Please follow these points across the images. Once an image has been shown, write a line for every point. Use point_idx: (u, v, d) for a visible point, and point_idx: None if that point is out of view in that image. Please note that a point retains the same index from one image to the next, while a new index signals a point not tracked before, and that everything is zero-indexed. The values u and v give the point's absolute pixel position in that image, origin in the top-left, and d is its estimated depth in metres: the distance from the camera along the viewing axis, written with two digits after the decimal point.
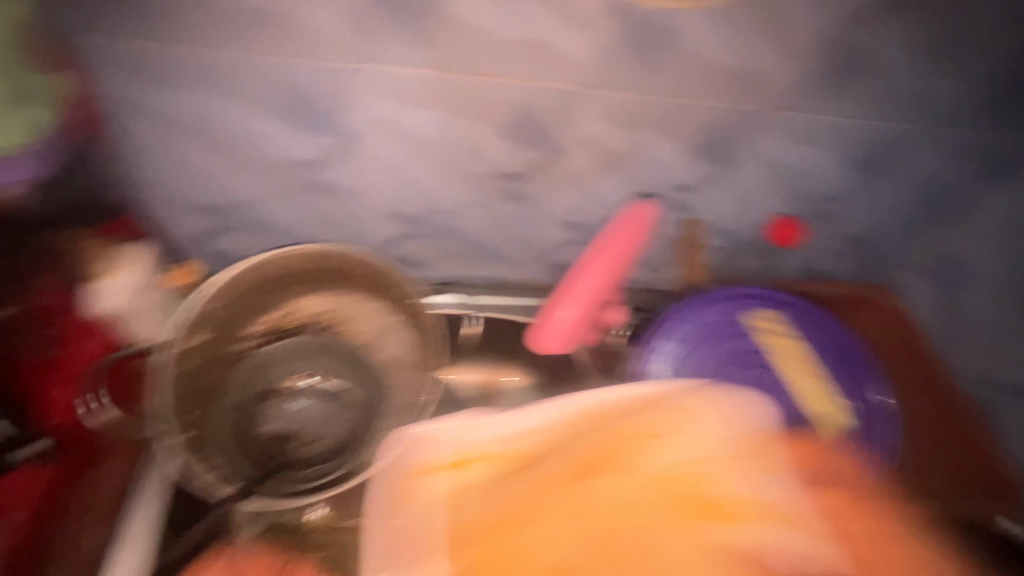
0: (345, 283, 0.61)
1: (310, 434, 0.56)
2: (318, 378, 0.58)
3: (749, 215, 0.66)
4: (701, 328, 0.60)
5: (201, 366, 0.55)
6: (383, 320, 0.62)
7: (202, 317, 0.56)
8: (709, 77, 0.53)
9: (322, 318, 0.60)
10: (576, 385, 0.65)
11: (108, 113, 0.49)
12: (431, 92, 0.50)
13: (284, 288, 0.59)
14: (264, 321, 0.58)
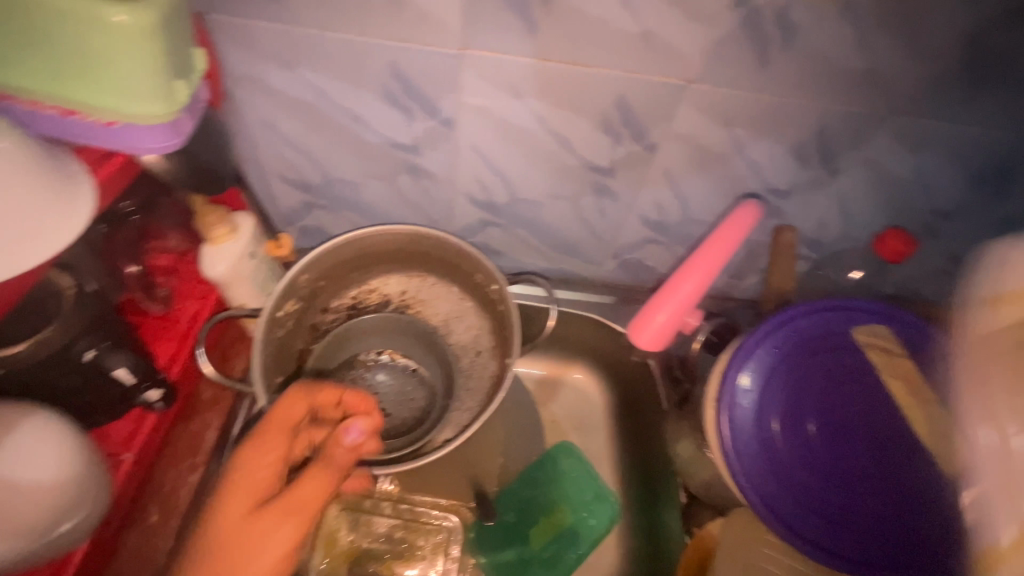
0: (424, 266, 0.63)
1: (383, 407, 0.62)
2: (391, 356, 0.64)
3: (844, 221, 0.63)
4: (803, 339, 0.44)
5: (288, 334, 0.59)
6: (456, 304, 0.64)
7: (290, 288, 0.56)
8: (831, 79, 0.48)
9: (396, 298, 0.65)
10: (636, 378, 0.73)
11: (229, 90, 0.52)
12: (533, 82, 0.50)
13: (365, 266, 0.62)
14: (343, 298, 0.63)
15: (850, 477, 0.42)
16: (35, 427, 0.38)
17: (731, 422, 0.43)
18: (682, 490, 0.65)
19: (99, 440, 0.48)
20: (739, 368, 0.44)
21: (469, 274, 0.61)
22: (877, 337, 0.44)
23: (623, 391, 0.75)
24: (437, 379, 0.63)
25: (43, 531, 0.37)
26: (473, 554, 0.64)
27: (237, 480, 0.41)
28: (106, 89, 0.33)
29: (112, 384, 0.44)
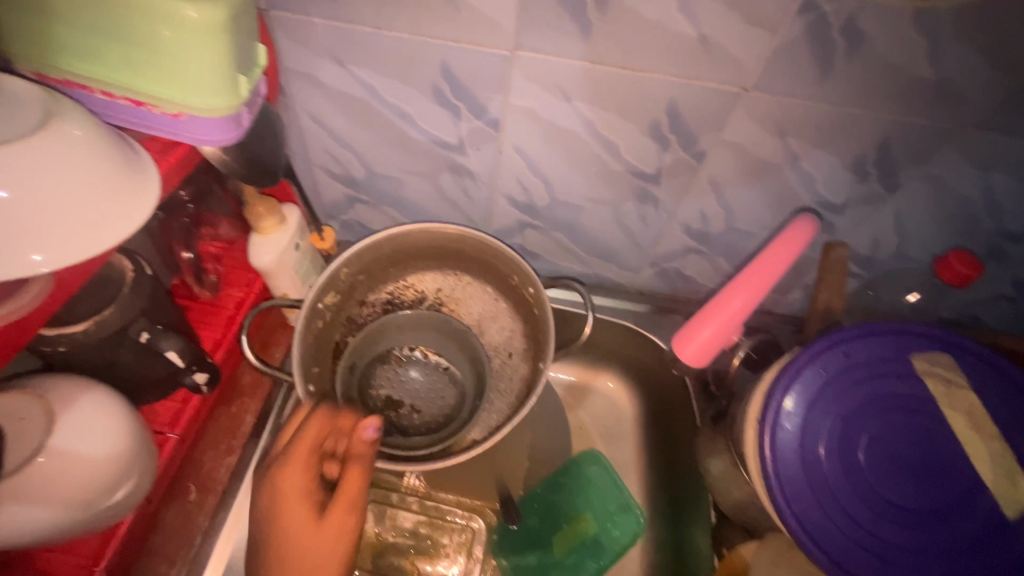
0: (460, 264, 0.63)
1: (415, 402, 0.63)
2: (423, 353, 0.65)
3: (900, 239, 0.60)
4: (856, 367, 0.41)
5: (326, 326, 0.59)
6: (489, 304, 0.65)
7: (331, 281, 0.57)
8: (898, 90, 0.46)
9: (432, 295, 0.65)
10: (667, 389, 0.72)
11: (286, 85, 0.53)
12: (583, 85, 0.49)
13: (403, 263, 0.63)
14: (381, 292, 0.64)
15: (902, 511, 0.40)
16: (91, 404, 0.39)
17: (773, 445, 0.41)
18: (712, 508, 0.62)
19: (148, 418, 0.51)
20: (782, 390, 0.42)
21: (505, 276, 0.61)
22: (937, 366, 0.42)
23: (654, 401, 0.74)
24: (469, 377, 0.64)
25: (94, 504, 0.39)
26: (494, 555, 0.63)
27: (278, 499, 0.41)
28: (175, 82, 0.35)
29: (162, 364, 0.46)
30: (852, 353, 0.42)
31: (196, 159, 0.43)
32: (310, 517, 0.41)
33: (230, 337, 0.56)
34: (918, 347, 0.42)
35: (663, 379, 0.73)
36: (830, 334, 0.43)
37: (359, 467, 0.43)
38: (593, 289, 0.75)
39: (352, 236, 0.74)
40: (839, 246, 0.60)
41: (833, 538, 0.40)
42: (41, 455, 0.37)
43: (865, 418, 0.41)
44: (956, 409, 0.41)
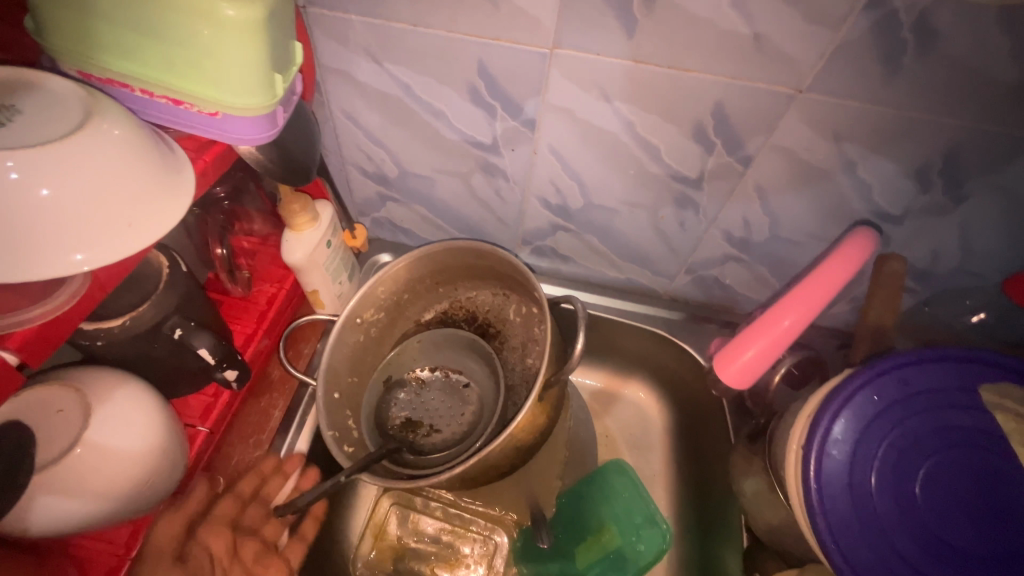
0: (486, 273, 0.62)
1: (433, 422, 0.62)
2: (444, 372, 0.65)
3: (964, 253, 0.56)
4: (911, 399, 0.39)
5: (368, 340, 0.62)
6: (528, 328, 0.61)
7: (370, 298, 0.60)
8: (972, 94, 0.42)
9: (481, 315, 0.65)
10: (696, 403, 0.69)
11: (323, 83, 0.53)
12: (623, 85, 0.47)
13: (450, 283, 0.65)
14: (434, 311, 0.66)
15: (960, 555, 0.36)
16: (125, 397, 0.40)
17: (818, 473, 0.38)
18: (745, 531, 0.59)
19: (180, 410, 0.52)
20: (831, 415, 0.39)
21: (532, 294, 0.59)
22: (1007, 399, 0.38)
23: (682, 412, 0.71)
24: (490, 399, 0.62)
25: (126, 496, 0.39)
26: (516, 563, 0.63)
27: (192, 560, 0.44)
28: (213, 80, 0.34)
29: (195, 359, 0.46)
30: (911, 380, 0.39)
31: (231, 157, 0.43)
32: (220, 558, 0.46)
33: (262, 330, 0.57)
34: (981, 379, 0.39)
35: (686, 390, 0.70)
36: (884, 361, 0.40)
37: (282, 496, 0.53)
38: (623, 294, 0.73)
39: (383, 234, 0.74)
40: (895, 258, 0.55)
41: None
42: (79, 446, 0.37)
43: (920, 456, 0.38)
44: None
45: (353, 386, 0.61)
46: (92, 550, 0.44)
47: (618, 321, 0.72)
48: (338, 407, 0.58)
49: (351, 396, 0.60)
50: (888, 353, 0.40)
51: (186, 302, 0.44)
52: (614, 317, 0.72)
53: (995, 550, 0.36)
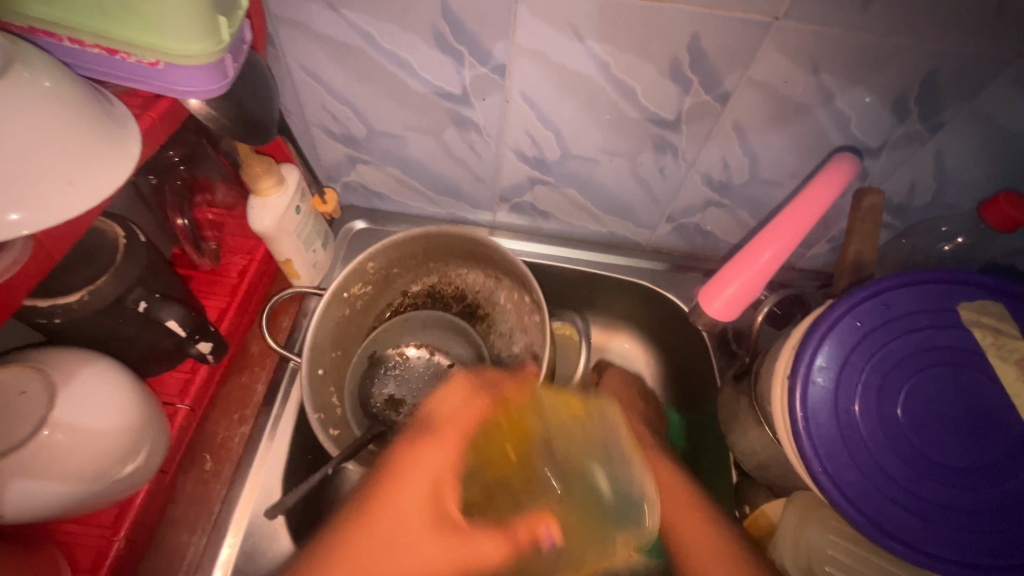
0: (478, 260, 0.60)
1: (416, 402, 0.62)
2: (429, 351, 0.64)
3: (940, 182, 0.56)
4: (891, 324, 0.39)
5: (353, 315, 0.60)
6: (519, 318, 0.60)
7: (359, 273, 0.57)
8: (951, 13, 0.41)
9: (471, 295, 0.64)
10: (674, 361, 0.72)
11: (278, 38, 0.50)
12: (597, 21, 0.45)
13: (443, 259, 0.62)
14: (422, 283, 0.64)
15: (942, 469, 0.38)
16: (91, 374, 0.39)
17: (804, 401, 0.39)
18: (733, 468, 0.61)
19: (157, 389, 0.50)
20: (815, 344, 0.39)
21: (530, 292, 0.57)
22: (984, 316, 0.39)
23: (659, 367, 0.74)
24: None
25: (109, 473, 0.39)
26: None
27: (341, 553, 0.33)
28: (146, 21, 0.31)
29: (166, 334, 0.45)
30: (892, 304, 0.39)
31: (182, 115, 0.40)
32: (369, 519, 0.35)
33: (235, 304, 0.55)
34: (958, 298, 0.39)
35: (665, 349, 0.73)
36: (867, 286, 0.40)
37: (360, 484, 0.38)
38: (605, 248, 0.73)
39: (356, 200, 0.72)
40: (873, 192, 0.55)
41: (868, 497, 0.38)
42: (47, 427, 0.36)
43: (900, 382, 0.38)
44: (1004, 359, 0.38)
45: (337, 360, 0.59)
46: (79, 536, 0.44)
47: (600, 275, 0.72)
48: (322, 383, 0.56)
49: (335, 371, 0.58)
50: (871, 279, 0.40)
51: (149, 274, 0.42)
52: (596, 271, 0.72)
53: (960, 455, 0.37)
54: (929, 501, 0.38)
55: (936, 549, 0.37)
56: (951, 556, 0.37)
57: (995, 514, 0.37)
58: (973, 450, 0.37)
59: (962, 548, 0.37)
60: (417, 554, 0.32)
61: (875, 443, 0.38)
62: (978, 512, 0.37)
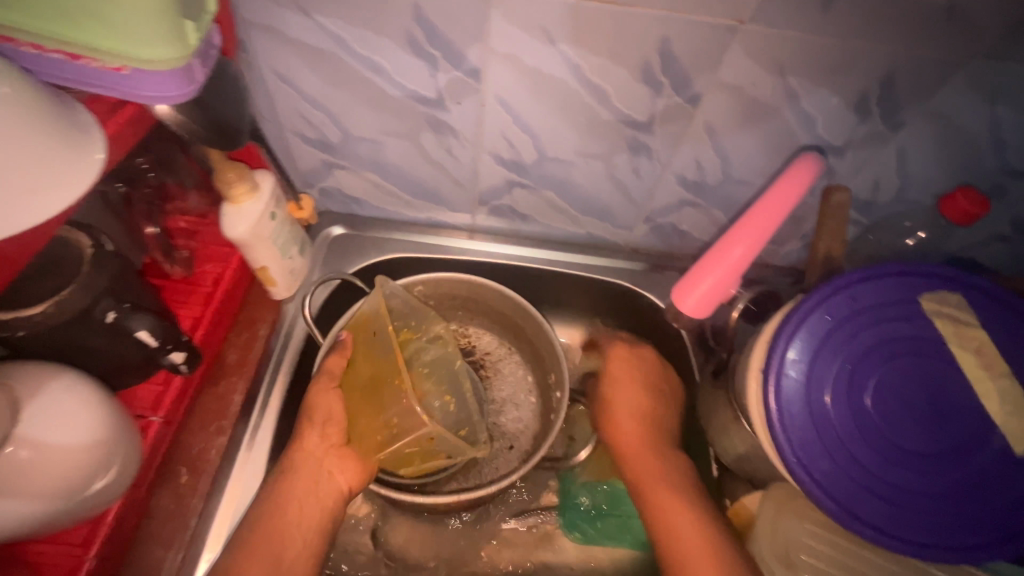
0: (489, 317, 0.67)
1: None
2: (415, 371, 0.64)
3: (902, 180, 0.58)
4: (858, 318, 0.40)
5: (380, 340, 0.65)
6: (520, 383, 0.66)
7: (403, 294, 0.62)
8: (904, 16, 0.43)
9: (479, 351, 0.68)
10: None
11: (249, 42, 0.49)
12: (567, 25, 0.45)
13: (472, 311, 0.67)
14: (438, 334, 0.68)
15: (908, 455, 0.39)
16: (60, 390, 0.38)
17: (778, 393, 0.40)
18: (714, 463, 0.62)
19: (129, 402, 0.49)
20: (787, 338, 0.40)
21: (547, 371, 0.64)
22: (945, 306, 0.40)
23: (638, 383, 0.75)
24: None
25: (78, 490, 0.38)
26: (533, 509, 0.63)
27: (304, 471, 0.50)
28: (113, 25, 0.31)
29: (137, 345, 0.44)
30: (858, 298, 0.41)
31: (149, 121, 0.39)
32: (335, 442, 0.53)
33: (209, 314, 0.54)
34: (922, 290, 0.41)
35: None
36: (836, 280, 0.41)
37: (323, 389, 0.53)
38: (585, 249, 0.73)
39: (334, 206, 0.71)
40: (840, 190, 0.57)
41: (839, 485, 0.39)
42: (11, 444, 0.35)
43: (867, 374, 0.39)
44: (965, 348, 0.39)
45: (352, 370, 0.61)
46: (47, 555, 0.42)
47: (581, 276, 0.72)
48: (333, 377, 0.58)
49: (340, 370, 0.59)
50: (838, 274, 0.41)
51: (117, 284, 0.41)
52: (577, 272, 0.72)
53: (924, 442, 0.39)
54: (896, 488, 0.39)
55: (905, 535, 0.39)
56: (917, 539, 0.39)
57: (961, 497, 0.39)
58: (936, 437, 0.39)
59: (929, 533, 0.39)
60: (339, 461, 0.52)
61: (845, 433, 0.39)
62: (943, 497, 0.39)
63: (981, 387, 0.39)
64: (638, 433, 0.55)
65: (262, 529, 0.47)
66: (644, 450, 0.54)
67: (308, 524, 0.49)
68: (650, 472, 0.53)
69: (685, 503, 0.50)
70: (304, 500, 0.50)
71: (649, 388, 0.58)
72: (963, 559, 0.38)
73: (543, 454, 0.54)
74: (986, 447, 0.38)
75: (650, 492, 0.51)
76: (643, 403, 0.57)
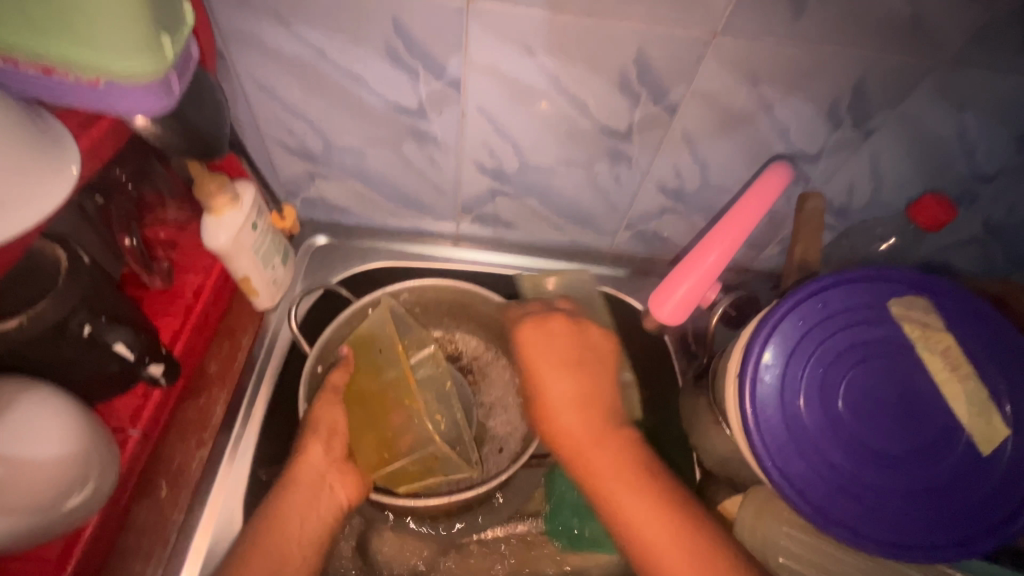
0: (473, 320, 0.66)
1: None
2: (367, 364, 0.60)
3: (875, 186, 0.60)
4: (830, 322, 0.41)
5: None
6: (507, 388, 0.65)
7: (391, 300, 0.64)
8: (870, 28, 0.44)
9: (466, 357, 0.67)
10: None
11: (230, 52, 0.49)
12: (545, 36, 0.46)
13: (458, 317, 0.67)
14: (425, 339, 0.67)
15: (881, 456, 0.40)
16: (37, 406, 0.38)
17: (753, 397, 0.40)
18: (697, 467, 0.62)
19: (106, 416, 0.49)
20: (761, 342, 0.41)
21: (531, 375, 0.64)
22: (912, 311, 0.41)
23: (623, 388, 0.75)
24: None
25: (53, 506, 0.37)
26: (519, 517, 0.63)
27: (303, 482, 0.51)
28: (89, 40, 0.31)
29: (114, 358, 0.43)
30: (830, 302, 0.42)
31: (126, 134, 0.39)
32: (338, 457, 0.53)
33: (188, 326, 0.54)
34: (891, 294, 0.42)
35: None
36: (807, 286, 0.42)
37: (330, 405, 0.53)
38: (567, 256, 0.74)
39: (317, 214, 0.71)
40: (815, 196, 0.58)
41: (813, 485, 0.40)
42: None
43: (839, 376, 0.40)
44: (933, 351, 0.40)
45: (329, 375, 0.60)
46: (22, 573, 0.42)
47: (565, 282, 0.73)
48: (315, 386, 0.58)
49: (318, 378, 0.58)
50: (810, 280, 0.42)
51: (95, 296, 0.41)
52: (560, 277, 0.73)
53: (896, 442, 0.40)
54: (869, 489, 0.40)
55: (878, 535, 0.40)
56: (890, 539, 0.39)
57: (932, 496, 0.40)
58: (906, 437, 0.40)
59: (900, 533, 0.39)
60: (342, 476, 0.52)
61: (818, 436, 0.40)
62: (913, 496, 0.40)
63: (947, 388, 0.40)
64: (579, 425, 0.48)
65: (259, 546, 0.47)
66: (588, 443, 0.48)
67: (306, 538, 0.49)
68: (609, 469, 0.47)
69: (658, 498, 0.46)
70: (305, 515, 0.50)
71: (570, 360, 0.50)
72: (934, 558, 0.39)
73: (531, 454, 0.54)
74: (955, 447, 0.39)
75: (616, 496, 0.46)
76: (573, 384, 0.49)
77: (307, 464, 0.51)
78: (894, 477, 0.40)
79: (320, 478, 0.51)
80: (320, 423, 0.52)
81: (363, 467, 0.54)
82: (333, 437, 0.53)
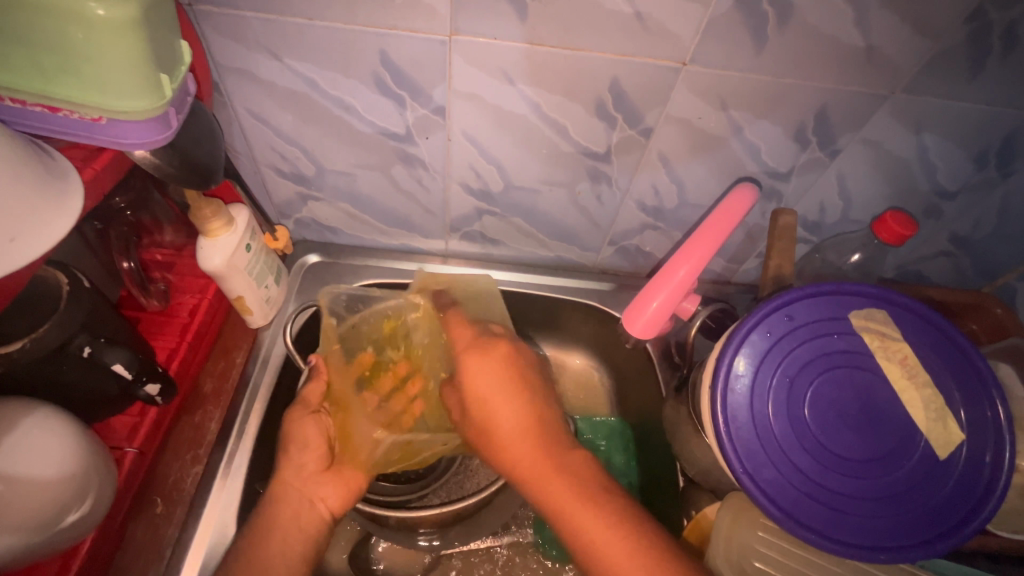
0: None
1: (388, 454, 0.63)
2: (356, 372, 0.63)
3: (844, 203, 0.63)
4: (796, 333, 0.43)
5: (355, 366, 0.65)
6: None
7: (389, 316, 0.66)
8: (828, 59, 0.47)
9: None
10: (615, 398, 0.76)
11: (225, 84, 0.52)
12: (524, 67, 0.49)
13: None
14: None
15: (846, 461, 0.42)
16: (36, 427, 0.39)
17: (725, 406, 0.43)
18: (680, 474, 0.65)
19: (103, 434, 0.50)
20: (732, 353, 0.43)
21: None
22: (872, 321, 0.44)
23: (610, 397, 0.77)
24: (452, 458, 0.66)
25: (52, 523, 0.38)
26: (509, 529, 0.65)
27: (283, 494, 0.51)
28: (95, 83, 0.33)
29: (111, 378, 0.45)
30: (796, 315, 0.44)
31: (125, 164, 0.41)
32: (321, 466, 0.53)
33: (185, 345, 0.56)
34: (852, 307, 0.44)
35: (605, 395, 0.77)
36: (773, 298, 0.44)
37: (308, 415, 0.54)
38: (553, 270, 0.76)
39: (309, 233, 0.73)
40: (786, 212, 0.61)
41: (783, 492, 0.42)
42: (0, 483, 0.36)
43: (805, 385, 0.43)
44: (892, 360, 0.43)
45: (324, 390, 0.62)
46: None
47: (551, 296, 0.75)
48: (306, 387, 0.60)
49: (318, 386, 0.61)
50: (777, 293, 0.44)
51: (92, 319, 0.43)
52: (546, 291, 0.75)
53: (858, 447, 0.42)
54: (836, 494, 0.42)
55: (844, 537, 0.41)
56: (856, 541, 0.41)
57: (894, 498, 0.42)
58: (868, 443, 0.42)
59: (865, 535, 0.41)
60: (324, 486, 0.52)
61: (786, 443, 0.42)
62: (876, 499, 0.42)
63: (906, 396, 0.42)
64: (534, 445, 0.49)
65: (256, 557, 0.47)
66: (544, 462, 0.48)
67: (291, 553, 0.48)
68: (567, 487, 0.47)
69: (625, 516, 0.46)
70: (289, 529, 0.49)
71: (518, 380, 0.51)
72: (896, 558, 0.41)
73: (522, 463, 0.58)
74: (914, 451, 0.41)
75: (579, 519, 0.46)
76: (523, 409, 0.50)
77: (287, 477, 0.52)
78: (859, 481, 0.42)
79: (301, 488, 0.51)
80: (296, 435, 0.53)
81: (346, 475, 0.53)
82: (313, 443, 0.53)
